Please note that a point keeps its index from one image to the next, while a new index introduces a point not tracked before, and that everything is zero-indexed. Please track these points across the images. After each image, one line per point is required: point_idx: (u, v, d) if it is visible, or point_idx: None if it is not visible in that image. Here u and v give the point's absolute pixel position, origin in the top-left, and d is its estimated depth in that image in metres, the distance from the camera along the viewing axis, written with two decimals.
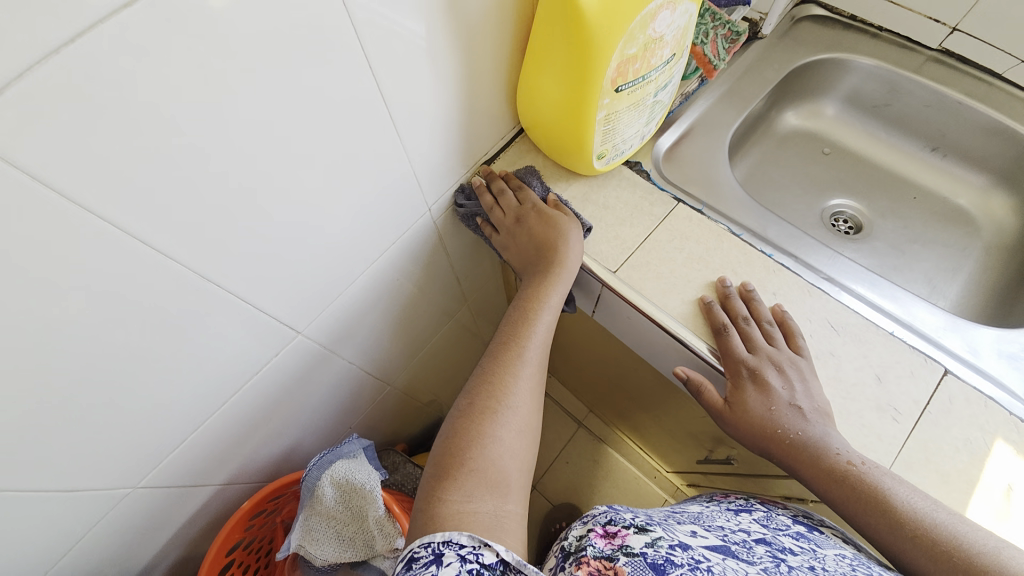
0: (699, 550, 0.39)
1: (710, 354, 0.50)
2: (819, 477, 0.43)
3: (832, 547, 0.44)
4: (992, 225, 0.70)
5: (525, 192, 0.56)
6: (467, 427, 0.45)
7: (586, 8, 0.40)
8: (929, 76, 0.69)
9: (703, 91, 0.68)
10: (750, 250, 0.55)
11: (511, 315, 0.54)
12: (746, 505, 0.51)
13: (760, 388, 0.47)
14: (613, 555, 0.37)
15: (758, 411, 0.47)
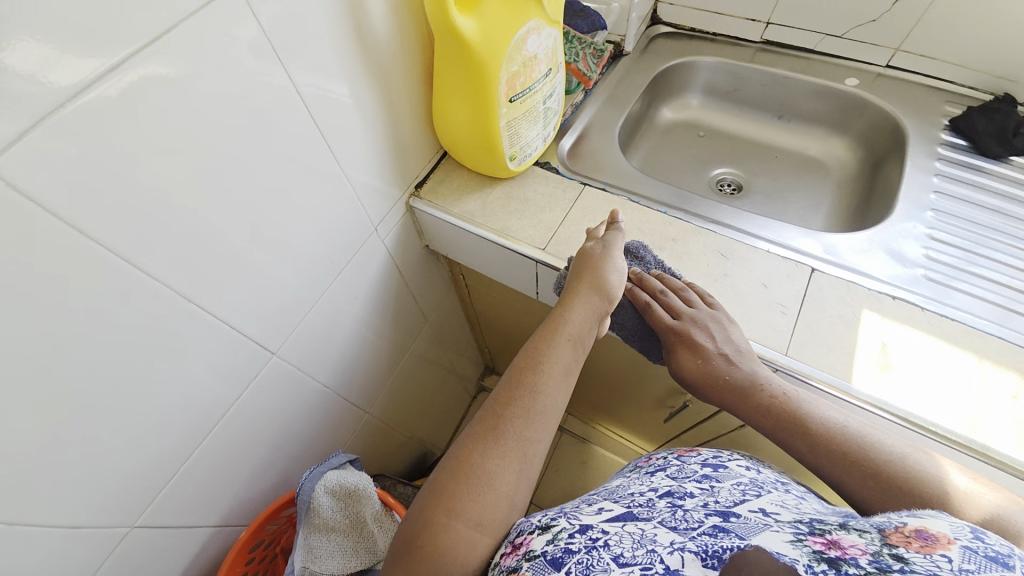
0: (599, 526, 0.45)
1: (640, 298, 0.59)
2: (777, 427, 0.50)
3: (731, 479, 0.53)
4: (838, 164, 0.86)
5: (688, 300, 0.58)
6: (433, 513, 0.43)
7: (471, 39, 0.51)
8: (760, 62, 0.87)
9: (588, 100, 0.83)
10: (648, 211, 0.67)
11: (504, 379, 0.51)
12: (665, 464, 0.59)
13: (693, 347, 0.54)
14: (518, 566, 0.42)
15: (696, 367, 0.54)
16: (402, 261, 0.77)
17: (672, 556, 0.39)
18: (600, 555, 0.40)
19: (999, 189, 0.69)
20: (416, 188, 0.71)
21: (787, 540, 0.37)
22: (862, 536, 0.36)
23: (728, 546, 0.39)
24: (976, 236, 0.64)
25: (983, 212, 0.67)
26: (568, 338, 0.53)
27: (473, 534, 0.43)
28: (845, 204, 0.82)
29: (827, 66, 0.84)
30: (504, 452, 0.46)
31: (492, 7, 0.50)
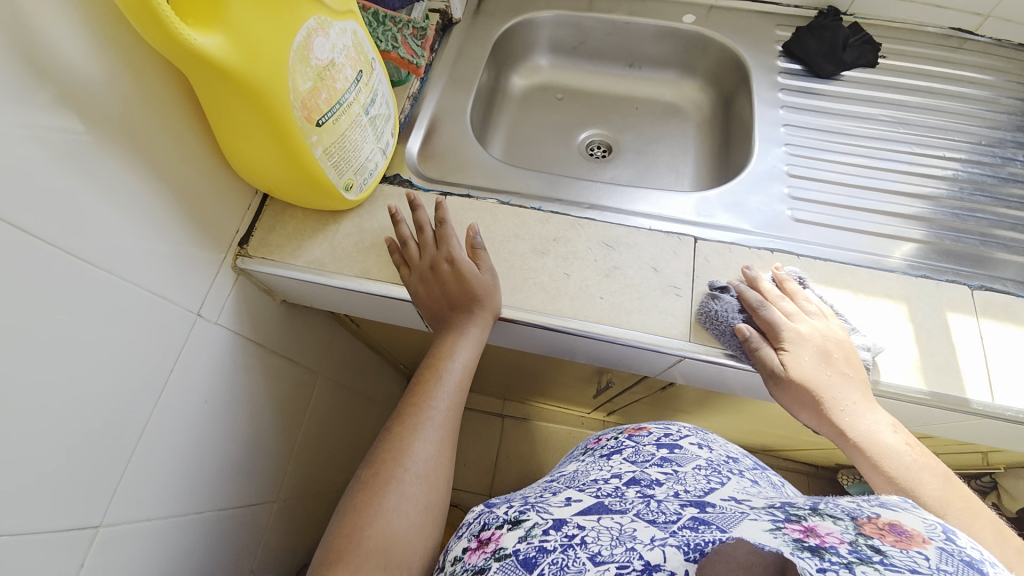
0: (574, 521, 0.38)
1: (534, 316, 0.53)
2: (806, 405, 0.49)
3: (690, 461, 0.48)
4: (694, 106, 0.85)
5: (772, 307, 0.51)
6: (361, 500, 0.40)
7: (226, 61, 0.37)
8: (598, 10, 0.81)
9: (427, 87, 0.71)
10: (522, 211, 0.59)
11: (417, 374, 0.50)
12: (619, 445, 0.53)
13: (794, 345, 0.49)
14: (486, 566, 0.36)
15: (803, 366, 0.49)
16: (257, 331, 0.63)
17: (653, 552, 0.34)
18: (576, 553, 0.35)
19: (838, 109, 0.72)
20: (240, 246, 0.56)
21: (767, 529, 0.32)
22: (836, 522, 0.30)
23: (711, 539, 0.33)
24: (827, 164, 0.66)
25: (829, 137, 0.69)
26: (449, 377, 0.49)
27: (416, 517, 0.41)
28: (709, 145, 0.82)
29: (663, 5, 0.80)
30: (397, 493, 0.41)
31: (240, 12, 0.37)
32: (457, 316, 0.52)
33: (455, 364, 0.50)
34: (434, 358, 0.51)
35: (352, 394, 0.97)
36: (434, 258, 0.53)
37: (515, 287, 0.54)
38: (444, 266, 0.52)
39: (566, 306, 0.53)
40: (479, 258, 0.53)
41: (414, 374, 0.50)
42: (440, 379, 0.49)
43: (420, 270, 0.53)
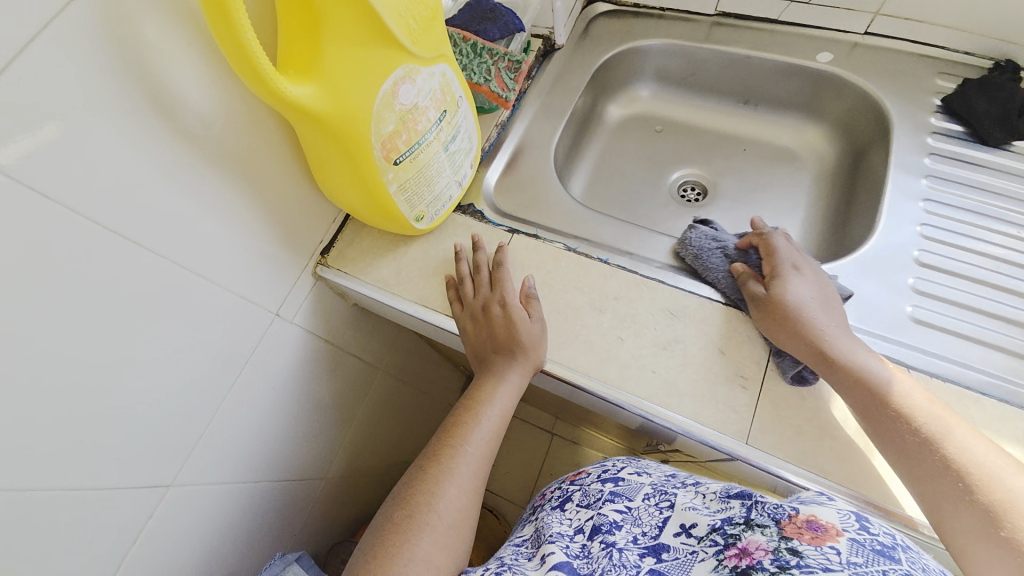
0: None
1: (570, 376, 0.51)
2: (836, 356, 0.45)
3: (637, 490, 0.50)
4: (814, 155, 0.75)
5: (771, 246, 0.52)
6: (392, 539, 0.42)
7: (316, 107, 0.40)
8: (716, 40, 0.74)
9: (517, 114, 0.71)
10: (587, 262, 0.56)
11: (452, 417, 0.51)
12: (565, 493, 0.55)
13: (778, 280, 0.49)
14: None
15: (793, 299, 0.48)
16: (328, 331, 0.68)
17: None
18: None
19: (998, 187, 0.59)
20: (322, 255, 0.61)
21: (712, 568, 0.38)
22: (763, 533, 0.38)
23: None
24: (972, 255, 0.55)
25: (978, 222, 0.57)
26: (485, 425, 0.49)
27: (441, 560, 0.42)
28: (826, 202, 0.72)
29: (795, 40, 0.71)
30: (429, 542, 0.42)
31: (334, 64, 0.39)
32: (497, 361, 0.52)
33: (493, 410, 0.50)
34: (471, 402, 0.51)
35: (409, 391, 1.02)
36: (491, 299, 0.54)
37: (564, 342, 0.52)
38: (495, 310, 0.53)
39: (613, 373, 0.50)
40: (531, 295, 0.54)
41: (450, 413, 0.51)
42: (474, 426, 0.49)
43: (472, 308, 0.54)
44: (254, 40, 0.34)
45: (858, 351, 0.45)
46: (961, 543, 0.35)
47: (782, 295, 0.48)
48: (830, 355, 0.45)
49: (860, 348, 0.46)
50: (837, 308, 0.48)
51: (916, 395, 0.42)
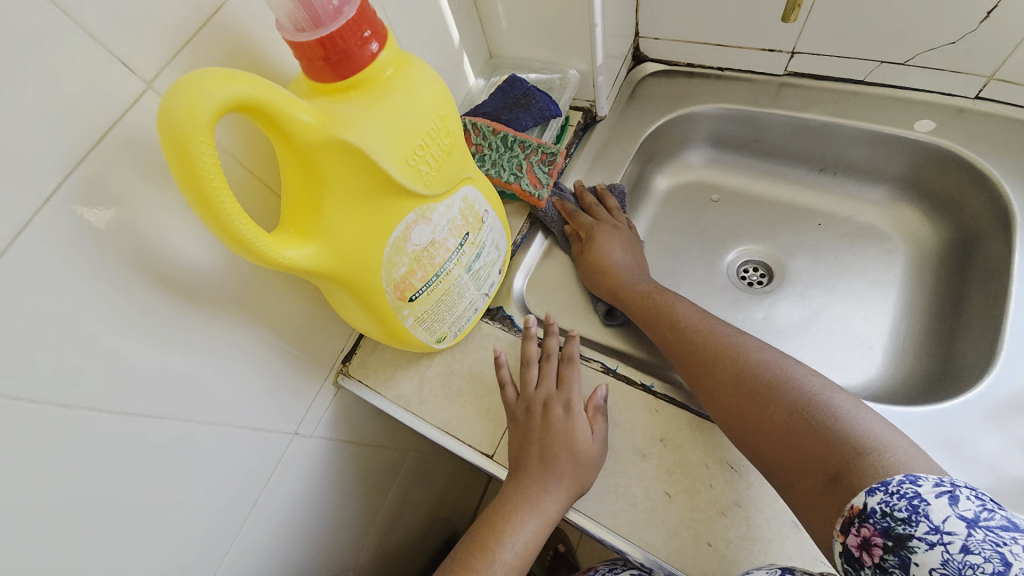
0: None
1: (613, 543, 0.43)
2: (658, 307, 0.52)
3: None
4: (907, 236, 0.63)
5: (613, 207, 0.61)
6: None
7: (317, 266, 0.36)
8: (785, 105, 0.64)
9: (553, 199, 0.64)
10: (627, 391, 0.49)
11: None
12: None
13: (601, 242, 0.58)
14: None
15: (602, 259, 0.57)
16: (351, 433, 0.65)
17: None
18: None
19: None
20: (343, 364, 0.58)
21: None
22: None
23: None
24: None
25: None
26: (524, 523, 0.44)
27: None
28: (927, 296, 0.59)
29: (887, 103, 0.60)
30: None
31: (339, 220, 0.35)
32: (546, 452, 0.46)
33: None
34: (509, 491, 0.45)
35: (442, 464, 0.97)
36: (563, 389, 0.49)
37: (602, 495, 0.45)
38: (557, 412, 0.47)
39: (659, 542, 0.42)
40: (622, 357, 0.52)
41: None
42: (511, 524, 0.44)
43: (530, 402, 0.49)
44: (243, 220, 0.30)
45: (665, 296, 0.53)
46: (808, 486, 0.36)
47: (594, 253, 0.58)
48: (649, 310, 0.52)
49: (648, 281, 0.56)
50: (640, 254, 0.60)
51: (725, 332, 0.47)
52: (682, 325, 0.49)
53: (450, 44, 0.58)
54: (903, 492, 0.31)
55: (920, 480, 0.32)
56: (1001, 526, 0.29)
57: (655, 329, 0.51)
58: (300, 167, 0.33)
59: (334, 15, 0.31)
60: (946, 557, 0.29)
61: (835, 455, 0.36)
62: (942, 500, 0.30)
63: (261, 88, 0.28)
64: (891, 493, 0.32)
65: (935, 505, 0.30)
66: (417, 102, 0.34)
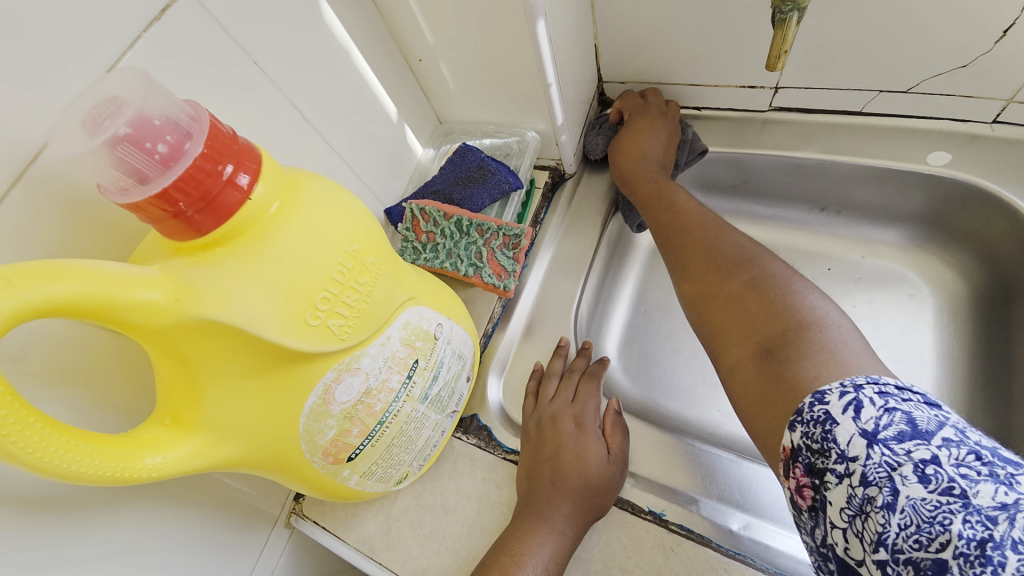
0: None
1: None
2: (659, 201, 0.49)
3: None
4: (932, 281, 0.55)
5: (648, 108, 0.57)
6: None
7: (205, 461, 0.27)
8: (776, 144, 0.56)
9: (525, 274, 0.56)
10: (633, 522, 0.40)
11: None
12: None
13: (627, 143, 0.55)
14: None
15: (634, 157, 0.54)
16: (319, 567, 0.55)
17: None
18: None
19: None
20: (297, 499, 0.49)
21: None
22: None
23: None
24: None
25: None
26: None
27: None
28: (968, 352, 0.51)
29: (892, 136, 0.53)
30: None
31: (223, 404, 0.26)
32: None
33: None
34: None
35: None
36: (544, 493, 0.39)
37: None
38: (568, 427, 0.43)
39: None
40: (609, 440, 0.43)
41: None
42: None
43: (542, 412, 0.45)
44: (55, 453, 0.22)
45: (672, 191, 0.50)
46: (740, 354, 0.35)
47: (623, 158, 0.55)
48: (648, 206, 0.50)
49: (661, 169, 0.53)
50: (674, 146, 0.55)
51: (710, 221, 0.44)
52: (678, 213, 0.47)
53: (385, 118, 0.51)
54: (817, 418, 0.28)
55: (826, 395, 0.28)
56: (898, 436, 0.26)
57: (650, 213, 0.49)
58: (154, 353, 0.24)
59: (166, 164, 0.22)
60: (851, 493, 0.26)
61: (777, 326, 0.33)
62: (847, 415, 0.27)
63: (61, 282, 0.20)
64: (806, 422, 0.29)
65: (841, 424, 0.27)
66: (311, 242, 0.26)
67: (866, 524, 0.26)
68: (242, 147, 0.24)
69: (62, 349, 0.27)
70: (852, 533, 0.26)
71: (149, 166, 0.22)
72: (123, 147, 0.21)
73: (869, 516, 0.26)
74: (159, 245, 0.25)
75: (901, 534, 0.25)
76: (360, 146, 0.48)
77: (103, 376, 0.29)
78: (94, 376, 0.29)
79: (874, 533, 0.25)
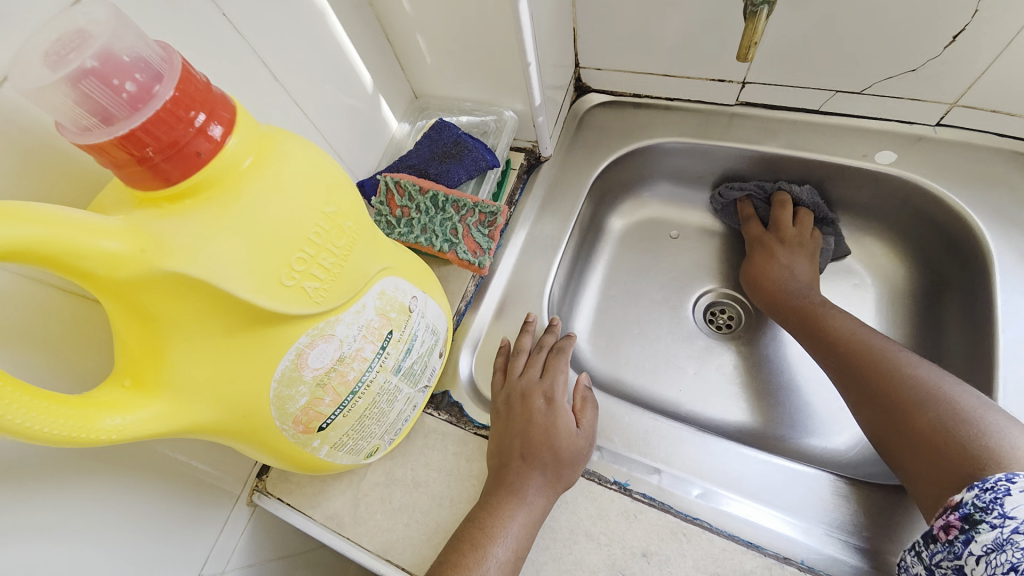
0: None
1: None
2: (812, 327, 0.50)
3: None
4: (878, 273, 0.60)
5: (801, 218, 0.59)
6: None
7: (169, 425, 0.26)
8: (741, 137, 0.59)
9: (499, 255, 0.57)
10: (599, 492, 0.41)
11: None
12: None
13: (769, 252, 0.58)
14: None
15: (773, 275, 0.56)
16: (280, 546, 0.54)
17: None
18: None
19: None
20: (259, 477, 0.48)
21: None
22: None
23: None
24: None
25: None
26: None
27: None
28: (907, 337, 0.56)
29: (845, 134, 0.56)
30: None
31: (188, 366, 0.25)
32: (494, 549, 0.36)
33: None
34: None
35: None
36: (514, 467, 0.40)
37: None
38: (539, 403, 0.44)
39: None
40: (580, 414, 0.45)
41: None
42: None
43: (512, 389, 0.46)
44: (6, 405, 0.21)
45: (819, 312, 0.50)
46: (939, 493, 0.35)
47: (757, 269, 0.58)
48: (804, 325, 0.51)
49: (809, 288, 0.54)
50: (810, 270, 0.56)
51: (883, 346, 0.44)
52: (837, 341, 0.47)
53: (361, 89, 0.49)
54: (988, 486, 0.32)
55: (1015, 477, 0.31)
56: None
57: (807, 336, 0.50)
58: (116, 308, 0.23)
59: (134, 105, 0.21)
60: (999, 537, 0.31)
61: (970, 464, 0.34)
62: (1021, 487, 0.30)
63: (16, 224, 0.19)
64: (984, 489, 0.32)
65: (1014, 495, 0.30)
66: (287, 201, 0.25)
67: (1004, 557, 0.30)
68: (217, 97, 0.24)
69: (7, 306, 0.26)
70: (984, 560, 0.31)
71: (116, 106, 0.21)
72: (88, 82, 0.20)
73: (1007, 551, 0.30)
74: (120, 195, 0.24)
75: None
76: (335, 115, 0.47)
77: (49, 337, 0.28)
78: (40, 335, 0.27)
79: (1009, 564, 0.30)
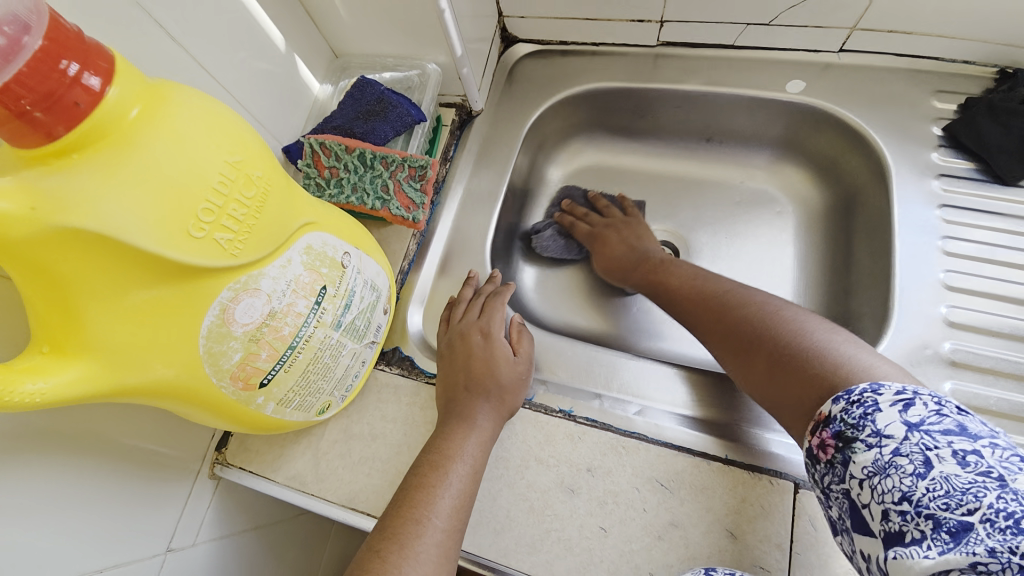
0: None
1: None
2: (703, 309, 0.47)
3: None
4: (795, 199, 0.64)
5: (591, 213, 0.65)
6: None
7: (99, 387, 0.27)
8: (664, 78, 0.61)
9: (437, 213, 0.57)
10: (546, 421, 0.45)
11: None
12: None
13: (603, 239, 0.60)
14: None
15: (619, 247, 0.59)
16: (253, 516, 0.55)
17: None
18: None
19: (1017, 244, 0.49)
20: (218, 450, 0.49)
21: None
22: None
23: None
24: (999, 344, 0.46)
25: (1004, 295, 0.48)
26: (423, 555, 0.34)
27: None
28: (822, 256, 0.60)
29: (759, 66, 0.59)
30: None
31: (107, 326, 0.26)
32: (453, 467, 0.38)
33: None
34: (401, 520, 0.35)
35: None
36: (462, 397, 0.43)
37: (536, 545, 0.41)
38: (477, 338, 0.47)
39: None
40: (520, 345, 0.48)
41: None
42: (409, 555, 0.33)
43: (456, 331, 0.49)
44: None
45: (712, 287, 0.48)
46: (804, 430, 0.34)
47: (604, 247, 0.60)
48: (740, 334, 0.41)
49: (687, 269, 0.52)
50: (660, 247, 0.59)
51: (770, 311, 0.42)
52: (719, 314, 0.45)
53: (275, 50, 0.48)
54: (858, 400, 0.30)
55: (881, 389, 0.30)
56: (944, 430, 0.28)
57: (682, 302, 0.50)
58: (18, 269, 0.23)
59: (5, 56, 0.21)
60: (879, 459, 0.28)
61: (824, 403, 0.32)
62: (893, 406, 0.29)
63: None
64: (851, 402, 0.30)
65: (885, 412, 0.29)
66: (185, 152, 0.25)
67: (889, 482, 0.28)
68: (92, 47, 0.23)
69: None
70: (867, 484, 0.29)
71: None
72: None
73: (893, 476, 0.27)
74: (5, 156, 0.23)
75: (928, 494, 0.26)
76: (248, 80, 0.45)
77: None
78: None
79: (896, 489, 0.27)
